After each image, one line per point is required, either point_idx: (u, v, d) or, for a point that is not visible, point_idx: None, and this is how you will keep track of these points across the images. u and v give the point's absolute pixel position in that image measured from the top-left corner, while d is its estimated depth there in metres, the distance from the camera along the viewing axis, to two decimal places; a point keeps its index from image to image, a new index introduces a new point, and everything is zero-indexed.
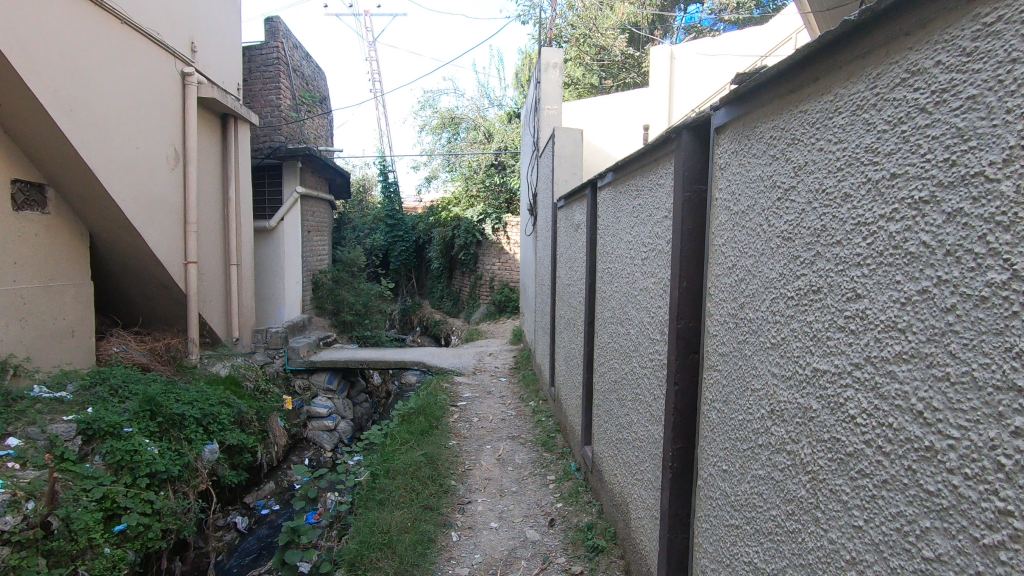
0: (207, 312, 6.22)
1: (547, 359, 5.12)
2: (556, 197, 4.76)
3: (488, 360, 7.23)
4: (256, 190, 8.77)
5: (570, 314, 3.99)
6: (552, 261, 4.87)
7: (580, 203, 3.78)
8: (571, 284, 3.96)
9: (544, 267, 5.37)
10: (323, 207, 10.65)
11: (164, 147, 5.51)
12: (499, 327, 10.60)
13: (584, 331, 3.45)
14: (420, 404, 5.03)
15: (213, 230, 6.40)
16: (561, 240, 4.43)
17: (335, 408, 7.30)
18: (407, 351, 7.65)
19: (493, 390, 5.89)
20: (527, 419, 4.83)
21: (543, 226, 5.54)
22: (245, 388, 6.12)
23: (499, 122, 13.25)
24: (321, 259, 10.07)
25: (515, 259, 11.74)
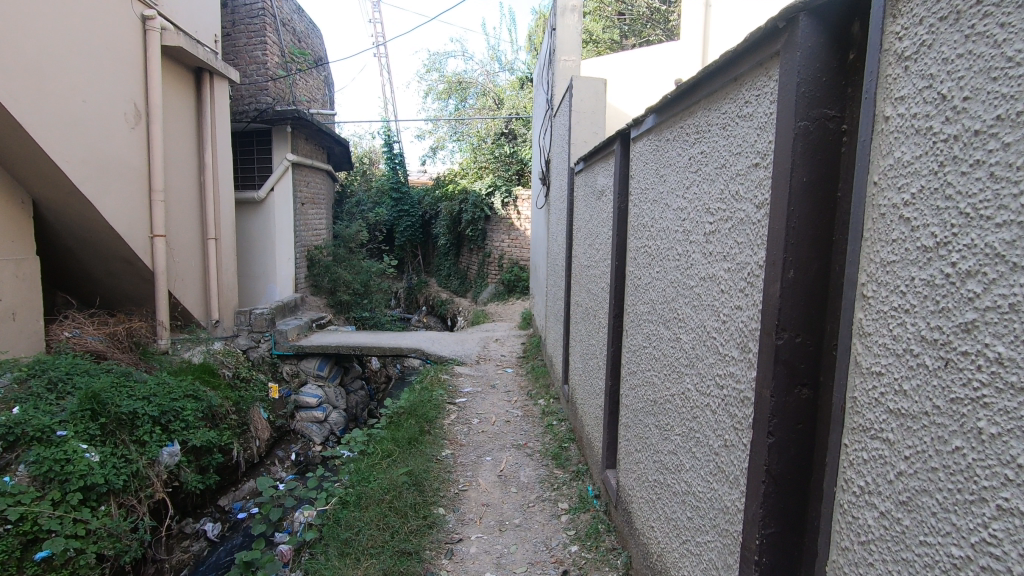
0: (179, 291, 5.60)
1: (560, 352, 4.41)
2: (573, 160, 3.99)
3: (493, 348, 6.54)
4: (244, 158, 8.08)
5: (590, 302, 3.27)
6: (567, 238, 4.14)
7: (603, 164, 3.02)
8: (591, 265, 3.25)
9: (559, 245, 4.64)
10: (320, 178, 9.95)
11: (122, 104, 4.80)
12: (509, 309, 9.88)
13: (609, 326, 2.73)
14: (412, 401, 4.37)
15: (185, 199, 5.73)
16: (579, 212, 3.70)
17: (327, 397, 6.68)
18: (404, 336, 6.98)
19: (498, 383, 5.22)
20: (536, 423, 4.16)
21: (557, 196, 4.78)
22: (222, 377, 5.52)
23: (510, 87, 12.33)
24: (318, 235, 9.40)
25: (525, 236, 10.95)
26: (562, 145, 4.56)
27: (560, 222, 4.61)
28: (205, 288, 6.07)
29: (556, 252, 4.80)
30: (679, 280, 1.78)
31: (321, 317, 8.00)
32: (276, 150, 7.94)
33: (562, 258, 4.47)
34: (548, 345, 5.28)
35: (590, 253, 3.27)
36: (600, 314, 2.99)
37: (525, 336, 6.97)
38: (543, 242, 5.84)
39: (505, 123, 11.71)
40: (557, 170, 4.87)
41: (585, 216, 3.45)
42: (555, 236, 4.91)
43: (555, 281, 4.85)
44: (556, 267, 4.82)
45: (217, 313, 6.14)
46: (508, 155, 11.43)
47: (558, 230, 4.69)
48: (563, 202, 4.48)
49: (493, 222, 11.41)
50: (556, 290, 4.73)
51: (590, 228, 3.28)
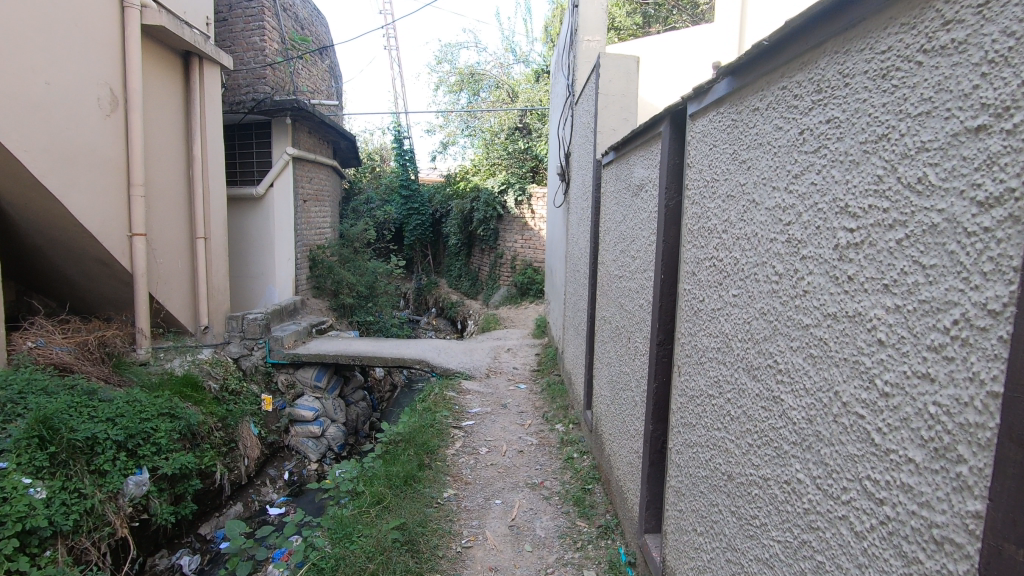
0: (162, 295, 5.15)
1: (582, 372, 3.85)
2: (599, 151, 3.43)
3: (505, 359, 5.99)
4: (242, 152, 7.62)
5: (620, 320, 2.71)
6: (591, 241, 3.57)
7: (639, 152, 2.47)
8: (623, 277, 2.68)
9: (581, 249, 4.08)
10: (325, 174, 9.47)
11: (96, 89, 4.33)
12: (522, 313, 9.35)
13: (649, 358, 2.16)
14: (411, 426, 3.84)
15: (170, 195, 5.27)
16: (606, 213, 3.15)
17: (325, 410, 6.12)
18: (408, 344, 6.40)
19: (510, 402, 4.68)
20: (553, 454, 3.61)
21: (578, 194, 4.22)
22: (207, 391, 5.05)
23: (525, 79, 11.75)
24: (321, 234, 8.92)
25: (540, 236, 10.39)
26: (585, 135, 4.00)
27: (582, 224, 4.05)
28: (192, 291, 5.61)
29: (577, 257, 4.24)
30: (774, 313, 1.22)
31: (322, 322, 7.53)
32: (276, 144, 7.49)
33: (585, 265, 3.90)
34: (566, 360, 4.73)
35: (622, 262, 2.71)
36: (635, 337, 2.43)
37: (540, 345, 6.41)
38: (561, 244, 5.27)
39: (520, 117, 11.15)
40: (578, 163, 4.33)
41: (615, 218, 2.89)
42: (575, 240, 4.36)
43: (575, 289, 4.29)
44: (576, 273, 4.26)
45: (206, 319, 5.68)
46: (522, 150, 10.86)
47: (580, 232, 4.13)
48: (585, 200, 3.93)
49: (506, 222, 10.88)
50: (577, 299, 4.18)
51: (622, 233, 2.72)
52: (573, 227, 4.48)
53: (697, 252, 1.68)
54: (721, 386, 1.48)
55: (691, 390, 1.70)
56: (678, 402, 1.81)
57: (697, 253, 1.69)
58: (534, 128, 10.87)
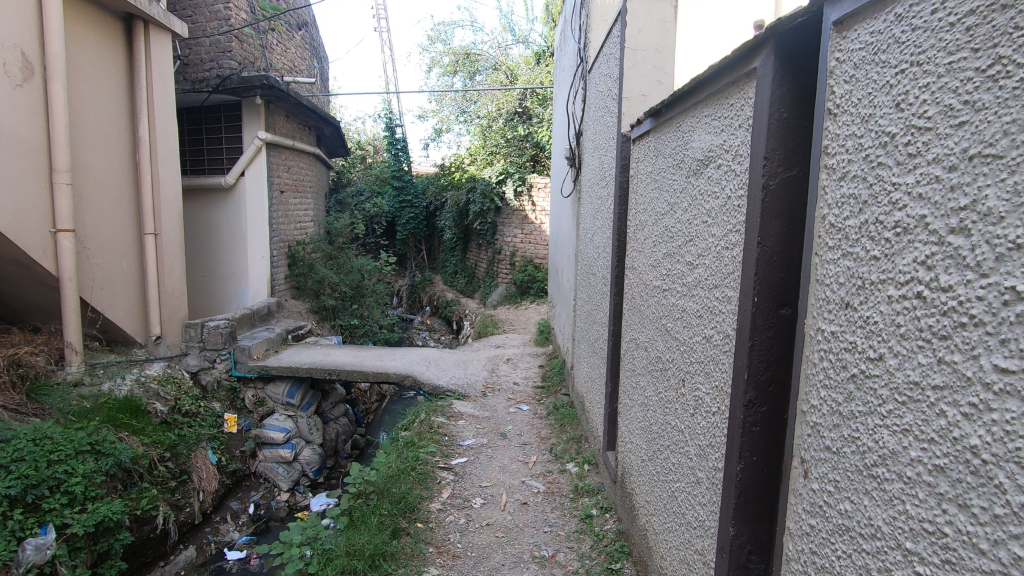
0: (101, 301, 4.41)
1: (601, 402, 3.10)
2: (626, 125, 2.68)
3: (504, 372, 5.23)
4: (211, 137, 6.86)
5: (665, 351, 1.95)
6: (614, 239, 2.81)
7: (696, 113, 1.72)
8: (670, 292, 1.92)
9: (598, 250, 3.31)
10: (306, 163, 8.69)
11: (2, 52, 3.54)
12: (522, 315, 8.59)
13: (727, 425, 1.42)
14: (388, 469, 3.10)
15: (109, 183, 4.50)
16: (638, 202, 2.38)
17: (298, 430, 5.35)
18: (393, 355, 5.60)
19: (510, 430, 3.94)
20: (566, 508, 2.86)
21: (594, 181, 3.46)
22: (154, 414, 4.31)
23: (526, 61, 10.89)
24: (302, 229, 8.15)
25: (540, 230, 9.61)
26: (604, 106, 3.22)
27: (600, 217, 3.28)
28: (142, 295, 4.86)
29: (592, 259, 3.49)
30: None
31: (300, 326, 6.76)
32: (246, 128, 6.70)
33: (603, 268, 3.14)
34: (578, 379, 3.98)
35: (668, 271, 1.95)
36: (694, 383, 1.67)
37: (543, 356, 5.65)
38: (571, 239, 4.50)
39: (520, 102, 10.33)
40: (593, 143, 3.55)
41: (655, 208, 2.12)
42: (590, 238, 3.59)
43: (590, 297, 3.52)
44: (591, 278, 3.50)
45: (158, 327, 4.92)
46: (522, 138, 10.05)
47: (597, 228, 3.36)
48: (604, 188, 3.16)
49: (504, 215, 10.10)
50: (593, 310, 3.41)
51: (668, 230, 1.96)
52: (587, 222, 3.72)
53: (866, 267, 0.90)
54: (957, 554, 0.72)
55: (844, 519, 0.94)
56: (806, 524, 1.05)
57: (862, 269, 0.92)
58: (535, 113, 10.05)
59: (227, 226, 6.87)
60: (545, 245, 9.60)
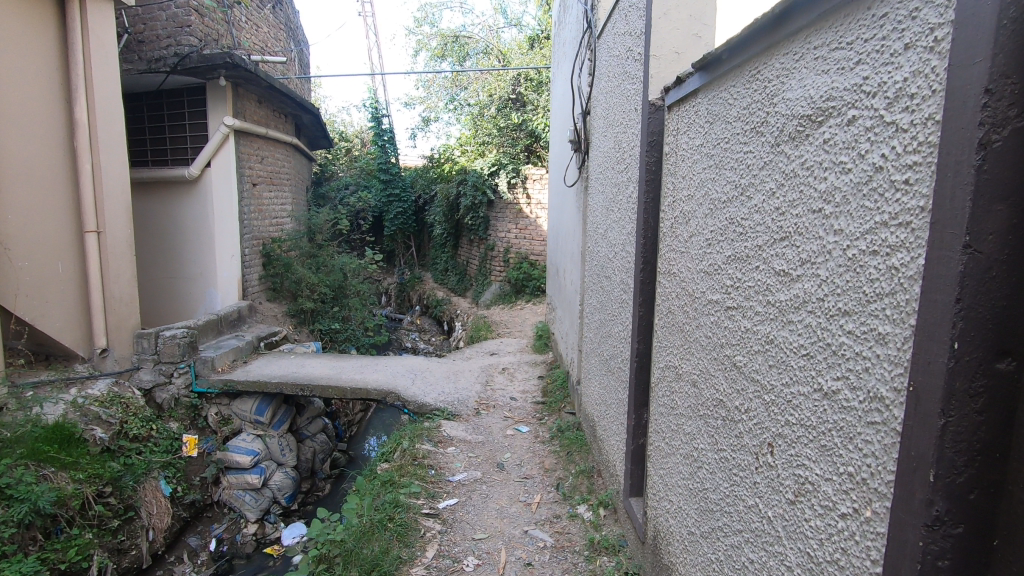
0: (28, 309, 3.81)
1: (621, 436, 2.54)
2: (657, 93, 2.12)
3: (500, 384, 4.66)
4: (175, 124, 6.24)
5: (733, 395, 1.38)
6: (640, 235, 2.24)
7: (790, 48, 1.15)
8: (740, 312, 1.35)
9: (614, 248, 2.74)
10: (283, 154, 8.06)
11: None
12: (518, 316, 8.02)
13: (882, 549, 0.86)
14: (359, 521, 2.54)
15: (40, 172, 3.88)
16: (679, 187, 1.80)
17: (268, 452, 4.76)
18: (375, 365, 5.01)
19: (508, 459, 3.37)
20: (579, 572, 2.29)
21: (607, 166, 2.90)
22: (93, 441, 3.72)
23: (519, 45, 10.25)
24: (279, 225, 7.53)
25: (536, 225, 9.03)
26: (620, 72, 2.63)
27: (616, 209, 2.70)
28: (83, 302, 4.25)
29: (605, 260, 2.92)
30: None
31: (275, 332, 6.15)
32: (212, 114, 6.07)
33: (622, 272, 2.57)
34: (587, 398, 3.42)
35: (736, 281, 1.38)
36: (796, 456, 1.10)
37: (543, 365, 5.08)
38: (575, 235, 3.92)
39: (513, 88, 9.71)
40: (605, 120, 2.97)
41: (711, 193, 1.54)
42: (602, 235, 3.02)
43: (603, 304, 2.95)
44: (604, 282, 2.93)
45: (103, 338, 4.31)
46: (516, 126, 9.43)
47: (612, 222, 2.79)
48: (622, 172, 2.59)
49: (497, 209, 9.51)
50: (607, 320, 2.85)
51: (737, 223, 1.38)
52: (597, 215, 3.15)
53: None
54: None
55: None
56: None
57: None
58: (529, 100, 9.43)
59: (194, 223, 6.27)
60: (540, 241, 9.02)
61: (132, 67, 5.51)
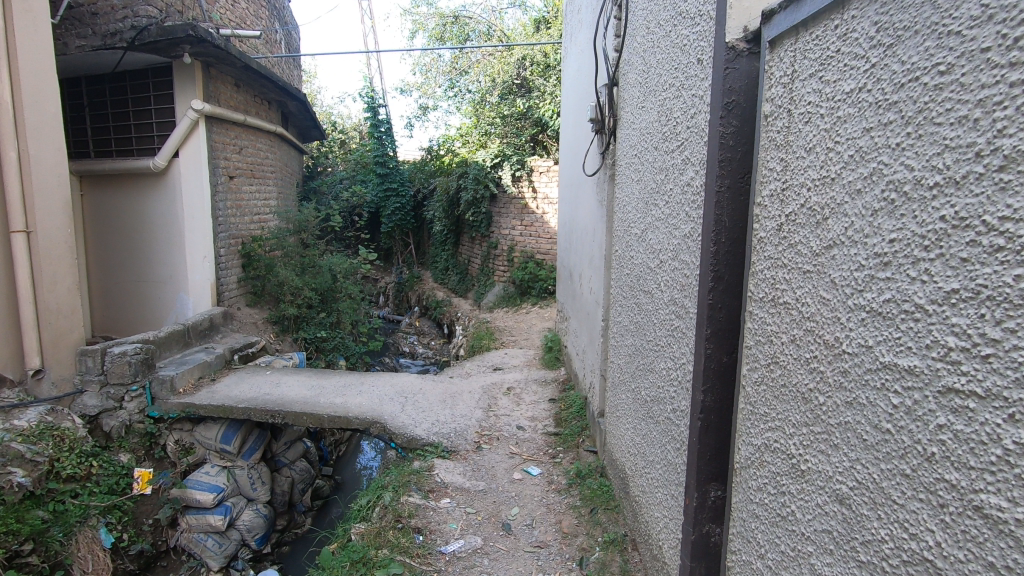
0: None
1: (673, 515, 1.86)
2: (739, 31, 1.43)
3: (504, 408, 3.99)
4: (140, 110, 5.60)
5: (983, 568, 0.70)
6: (708, 242, 1.56)
7: None
8: (997, 412, 0.68)
9: (658, 256, 2.05)
10: (267, 144, 7.40)
11: None
12: (523, 321, 7.36)
13: None
14: None
15: None
16: (800, 165, 1.11)
17: (235, 487, 4.10)
18: (360, 385, 4.32)
19: (516, 517, 2.70)
20: None
21: (645, 147, 2.22)
22: (13, 486, 3.09)
23: (524, 26, 9.51)
24: (262, 222, 6.88)
25: (542, 221, 8.34)
26: (666, 17, 1.95)
27: (661, 201, 2.02)
28: (12, 316, 3.59)
29: (645, 270, 2.23)
30: None
31: (252, 342, 5.48)
32: (179, 97, 5.40)
33: (673, 290, 1.88)
34: (614, 441, 2.72)
35: (989, 347, 0.69)
36: None
37: (554, 384, 4.40)
38: (596, 234, 3.24)
39: (518, 73, 8.99)
40: (642, 87, 2.29)
41: (894, 171, 0.85)
42: (638, 238, 2.34)
43: (640, 328, 2.27)
44: (643, 299, 2.24)
45: (36, 358, 3.66)
46: (521, 115, 8.72)
47: (654, 221, 2.10)
48: (671, 153, 1.90)
49: (500, 204, 8.82)
50: (647, 349, 2.16)
51: (984, 227, 0.70)
52: (630, 211, 2.47)
53: None
54: None
55: None
56: None
57: None
58: (535, 85, 8.71)
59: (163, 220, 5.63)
60: (547, 238, 8.33)
61: (85, 44, 4.84)
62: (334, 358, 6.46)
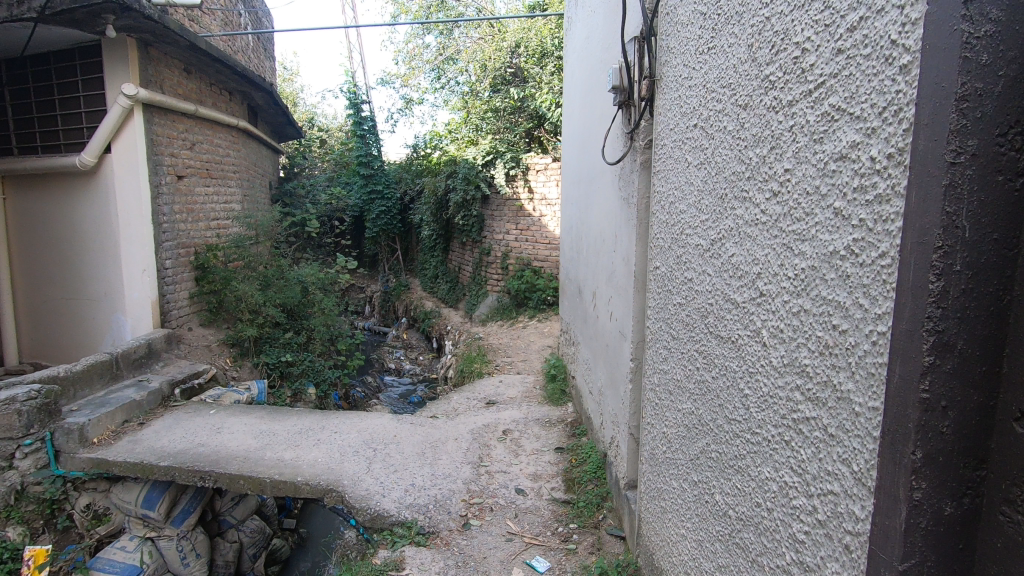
0: None
1: None
2: None
3: (499, 463, 3.16)
4: (66, 98, 4.75)
5: None
6: (929, 276, 0.74)
7: None
8: None
9: (754, 284, 1.23)
10: (229, 141, 6.54)
11: None
12: (519, 337, 6.54)
13: None
14: None
15: None
16: None
17: (157, 565, 3.26)
18: (320, 431, 3.47)
19: None
20: None
21: (721, 111, 1.40)
22: None
23: (518, 11, 8.68)
24: (220, 229, 6.02)
25: (539, 225, 7.54)
26: None
27: (758, 189, 1.21)
28: None
29: (722, 299, 1.40)
30: None
31: (200, 371, 4.63)
32: (111, 81, 4.56)
33: (799, 349, 1.05)
34: (657, 542, 1.89)
35: None
36: None
37: (560, 427, 3.58)
38: (622, 241, 2.41)
39: (511, 61, 8.15)
40: (708, 19, 1.48)
41: None
42: (703, 250, 1.52)
43: (711, 393, 1.45)
44: (717, 348, 1.43)
45: None
46: (514, 108, 7.90)
47: (742, 222, 1.29)
48: (786, 106, 1.09)
49: (493, 206, 8.02)
50: (730, 435, 1.34)
51: None
52: (686, 210, 1.65)
53: None
54: None
55: None
56: None
57: None
58: (530, 75, 7.89)
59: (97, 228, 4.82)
60: (546, 244, 7.53)
61: None
62: (300, 387, 5.54)
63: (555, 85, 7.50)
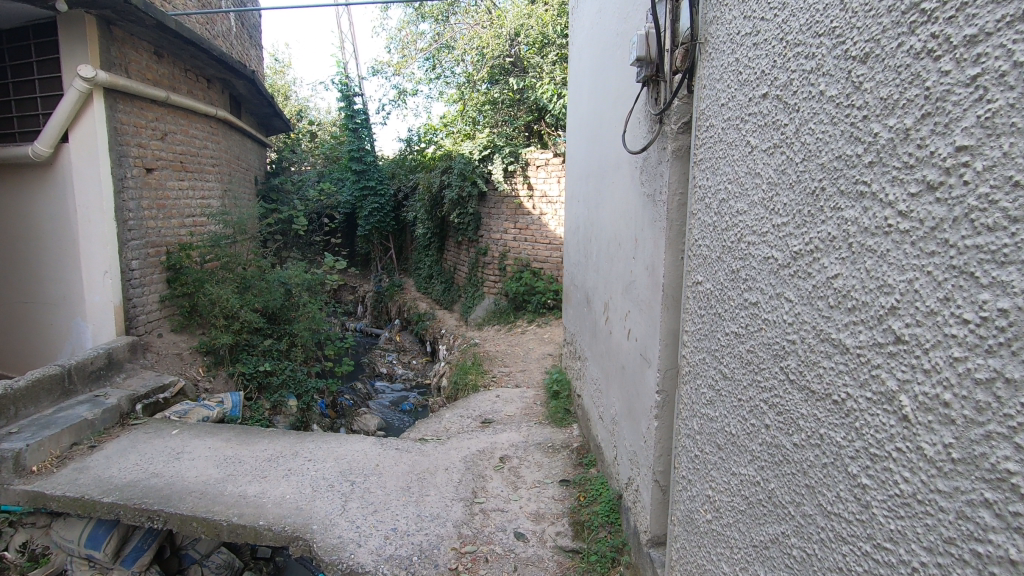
0: None
1: None
2: None
3: (496, 498, 2.75)
4: (21, 82, 4.32)
5: None
6: None
7: None
8: None
9: (883, 324, 0.82)
10: (207, 132, 6.10)
11: None
12: (518, 344, 6.13)
13: None
14: None
15: None
16: None
17: None
18: (292, 459, 3.05)
19: None
20: None
21: (815, 69, 0.99)
22: None
23: None
24: (197, 227, 5.59)
25: (539, 224, 7.13)
26: None
27: (891, 180, 0.80)
28: None
29: (814, 338, 0.98)
30: None
31: (166, 385, 4.21)
32: (67, 63, 4.13)
33: (991, 441, 0.65)
34: None
35: None
36: None
37: (565, 453, 3.16)
38: (647, 247, 1.99)
39: (509, 50, 7.71)
40: None
41: None
42: (782, 265, 1.10)
43: (793, 467, 1.04)
44: (804, 406, 1.01)
45: None
46: (513, 100, 7.47)
47: (860, 228, 0.87)
48: (962, 48, 0.68)
49: (490, 203, 7.60)
50: (832, 536, 0.93)
51: None
52: (748, 211, 1.23)
53: None
54: None
55: None
56: None
57: None
58: (530, 65, 7.45)
59: (55, 226, 4.41)
60: (546, 243, 7.12)
61: None
62: (281, 398, 5.01)
63: (556, 76, 7.06)
